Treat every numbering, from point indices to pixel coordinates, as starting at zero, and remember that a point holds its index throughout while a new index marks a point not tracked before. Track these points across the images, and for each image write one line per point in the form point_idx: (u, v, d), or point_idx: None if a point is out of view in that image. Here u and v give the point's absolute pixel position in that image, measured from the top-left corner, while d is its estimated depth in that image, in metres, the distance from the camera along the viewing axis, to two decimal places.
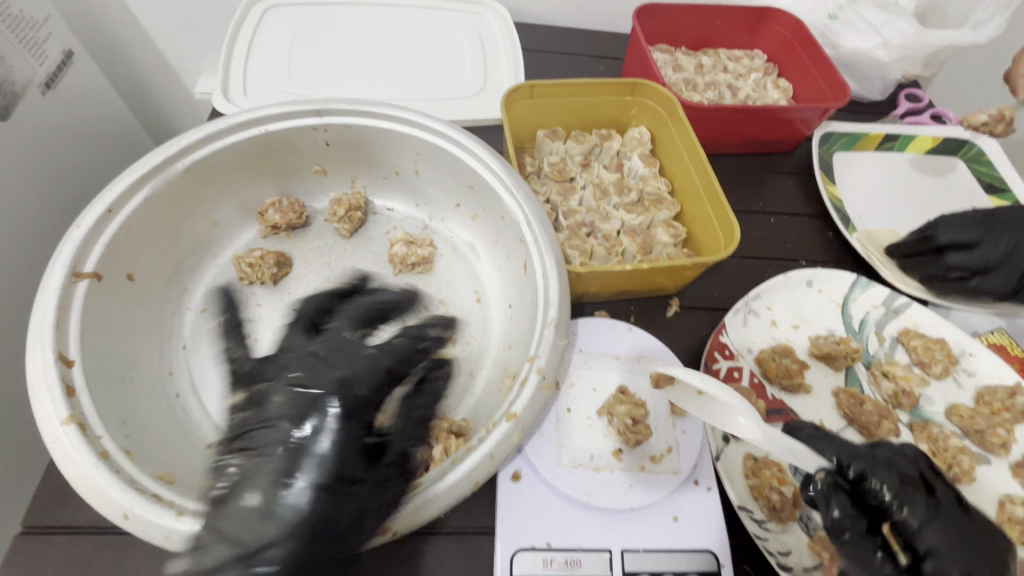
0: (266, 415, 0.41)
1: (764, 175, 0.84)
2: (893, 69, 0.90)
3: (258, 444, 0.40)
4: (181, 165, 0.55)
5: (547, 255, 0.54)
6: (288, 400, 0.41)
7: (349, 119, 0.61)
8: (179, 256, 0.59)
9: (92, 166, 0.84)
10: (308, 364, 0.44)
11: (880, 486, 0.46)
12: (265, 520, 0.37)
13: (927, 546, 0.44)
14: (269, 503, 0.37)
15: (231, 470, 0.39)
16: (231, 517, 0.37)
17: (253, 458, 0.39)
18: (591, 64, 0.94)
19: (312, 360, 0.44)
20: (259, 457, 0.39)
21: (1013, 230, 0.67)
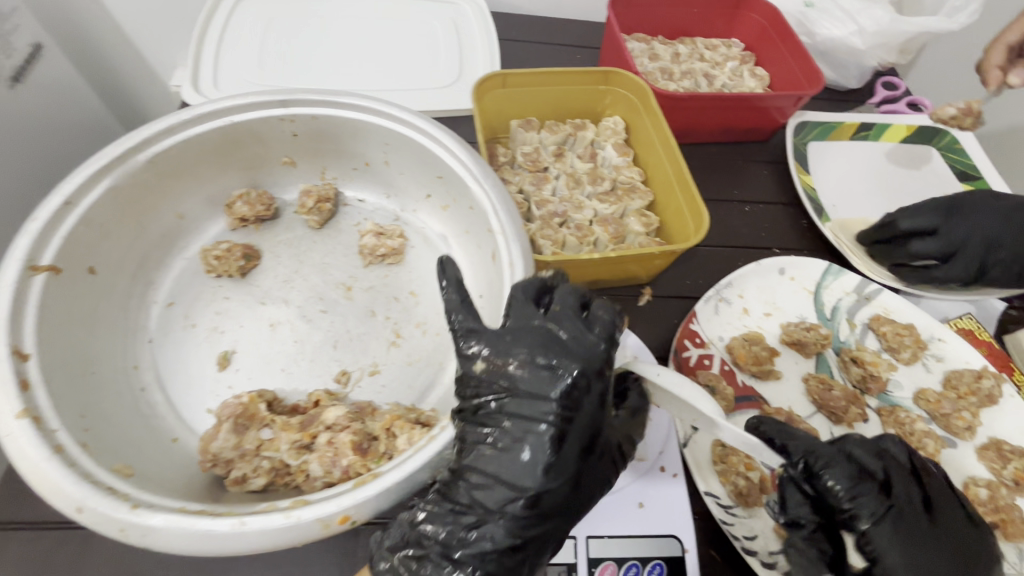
0: (529, 385, 0.41)
1: (740, 164, 0.84)
2: (869, 56, 0.90)
3: (520, 412, 0.41)
4: (142, 157, 0.54)
5: (513, 244, 0.54)
6: (549, 377, 0.41)
7: (315, 110, 0.61)
8: (144, 249, 0.59)
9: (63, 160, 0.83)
10: (540, 338, 0.42)
11: (834, 484, 0.45)
12: (530, 476, 0.39)
13: (876, 548, 0.43)
14: (540, 465, 0.39)
15: (469, 444, 0.42)
16: (503, 471, 0.40)
17: (516, 424, 0.40)
18: (568, 53, 0.93)
19: (547, 338, 0.42)
20: (519, 427, 0.40)
21: (974, 216, 0.67)
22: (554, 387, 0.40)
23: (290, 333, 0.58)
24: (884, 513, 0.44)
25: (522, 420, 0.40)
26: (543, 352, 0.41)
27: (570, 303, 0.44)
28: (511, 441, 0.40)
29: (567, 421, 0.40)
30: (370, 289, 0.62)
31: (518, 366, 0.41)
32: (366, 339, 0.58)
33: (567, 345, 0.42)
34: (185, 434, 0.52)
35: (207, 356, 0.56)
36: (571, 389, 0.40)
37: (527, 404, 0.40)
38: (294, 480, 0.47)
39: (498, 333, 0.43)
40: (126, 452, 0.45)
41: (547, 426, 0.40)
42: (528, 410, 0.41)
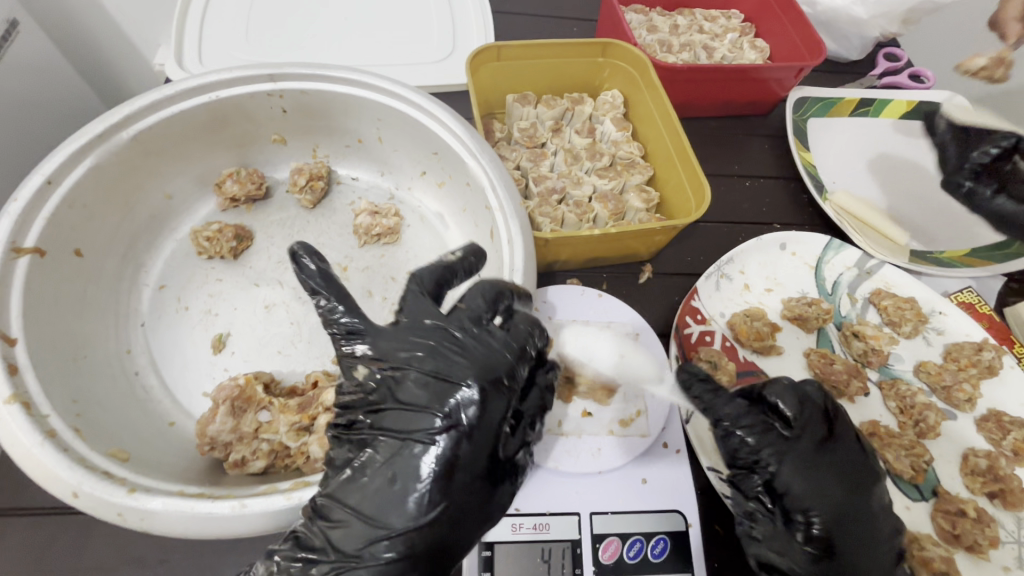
0: (405, 398, 0.40)
1: (740, 139, 0.83)
2: (872, 26, 0.88)
3: (397, 428, 0.39)
4: (126, 135, 0.53)
5: (511, 220, 0.53)
6: (432, 388, 0.40)
7: (304, 84, 0.59)
8: (133, 231, 0.57)
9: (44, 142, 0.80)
10: (427, 346, 0.41)
11: (746, 434, 0.47)
12: (400, 505, 0.36)
13: (788, 482, 0.45)
14: (410, 496, 0.36)
15: (335, 471, 0.40)
16: (365, 502, 0.37)
17: (393, 442, 0.38)
18: (564, 26, 0.91)
19: (437, 344, 0.41)
20: (391, 446, 0.38)
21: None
22: (442, 401, 0.39)
23: (285, 315, 0.57)
24: (790, 451, 0.46)
25: (401, 437, 0.38)
26: (429, 358, 0.40)
27: (481, 301, 0.44)
28: (387, 462, 0.38)
29: (448, 438, 0.38)
30: (366, 269, 0.61)
31: (400, 374, 0.40)
32: None
33: (464, 355, 0.41)
34: (182, 418, 0.51)
35: (201, 340, 0.55)
36: (457, 404, 0.39)
37: (413, 418, 0.39)
38: (294, 462, 0.47)
39: (384, 343, 0.42)
40: (122, 436, 0.45)
41: (418, 443, 0.38)
42: (402, 428, 0.39)
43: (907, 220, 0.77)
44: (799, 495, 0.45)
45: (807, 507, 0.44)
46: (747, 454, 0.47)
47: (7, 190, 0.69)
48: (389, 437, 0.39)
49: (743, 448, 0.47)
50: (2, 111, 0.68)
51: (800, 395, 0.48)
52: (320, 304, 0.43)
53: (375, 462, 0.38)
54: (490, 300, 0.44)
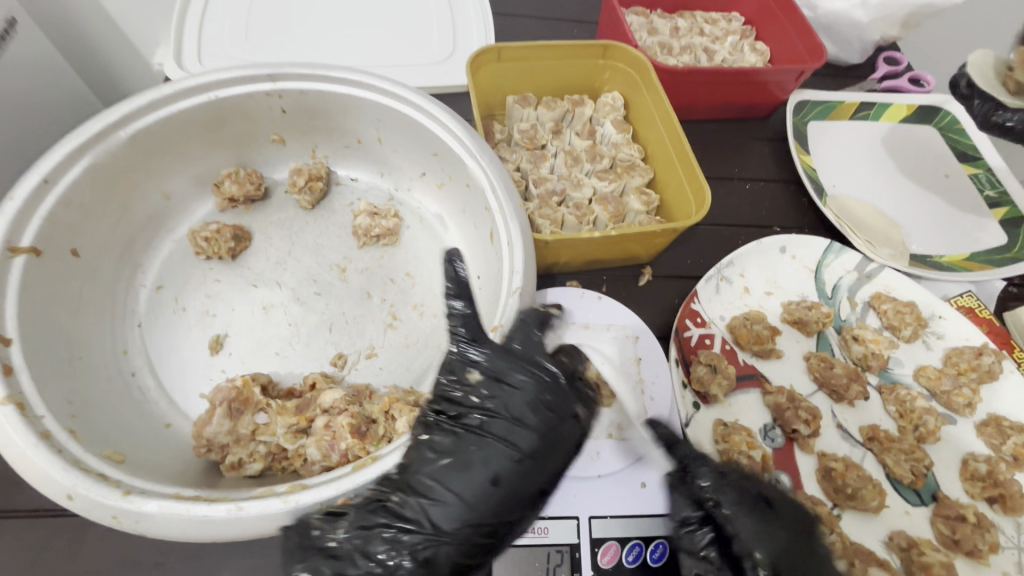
0: (516, 411, 0.43)
1: (740, 142, 0.82)
2: (872, 30, 0.88)
3: (502, 434, 0.42)
4: (125, 134, 0.52)
5: (511, 222, 0.53)
6: (540, 413, 0.43)
7: (304, 84, 0.58)
8: (130, 230, 0.57)
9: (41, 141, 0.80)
10: (542, 373, 0.45)
11: (701, 478, 0.46)
12: (489, 502, 0.40)
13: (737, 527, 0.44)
14: (504, 493, 0.40)
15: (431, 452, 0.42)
16: (467, 489, 0.40)
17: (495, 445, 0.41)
18: (564, 27, 0.91)
19: (548, 374, 0.45)
20: (496, 448, 0.41)
21: None
22: (548, 423, 0.43)
23: (283, 316, 0.56)
24: (740, 496, 0.45)
25: (506, 443, 0.42)
26: (541, 383, 0.44)
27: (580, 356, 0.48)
28: (485, 462, 0.41)
29: (544, 457, 0.42)
30: (365, 270, 0.61)
31: (515, 389, 0.44)
32: (363, 322, 0.57)
33: (571, 390, 0.45)
34: (178, 420, 0.51)
35: (198, 341, 0.54)
36: (559, 432, 0.43)
37: (518, 434, 0.42)
38: (292, 464, 0.47)
39: (505, 358, 0.45)
40: (118, 438, 0.44)
41: (519, 454, 0.41)
42: (505, 437, 0.42)
43: (907, 224, 0.77)
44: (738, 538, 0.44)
45: (753, 550, 0.43)
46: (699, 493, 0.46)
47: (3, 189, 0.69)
48: (497, 438, 0.42)
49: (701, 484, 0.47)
50: None
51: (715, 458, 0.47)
52: (450, 304, 0.48)
53: (476, 457, 0.41)
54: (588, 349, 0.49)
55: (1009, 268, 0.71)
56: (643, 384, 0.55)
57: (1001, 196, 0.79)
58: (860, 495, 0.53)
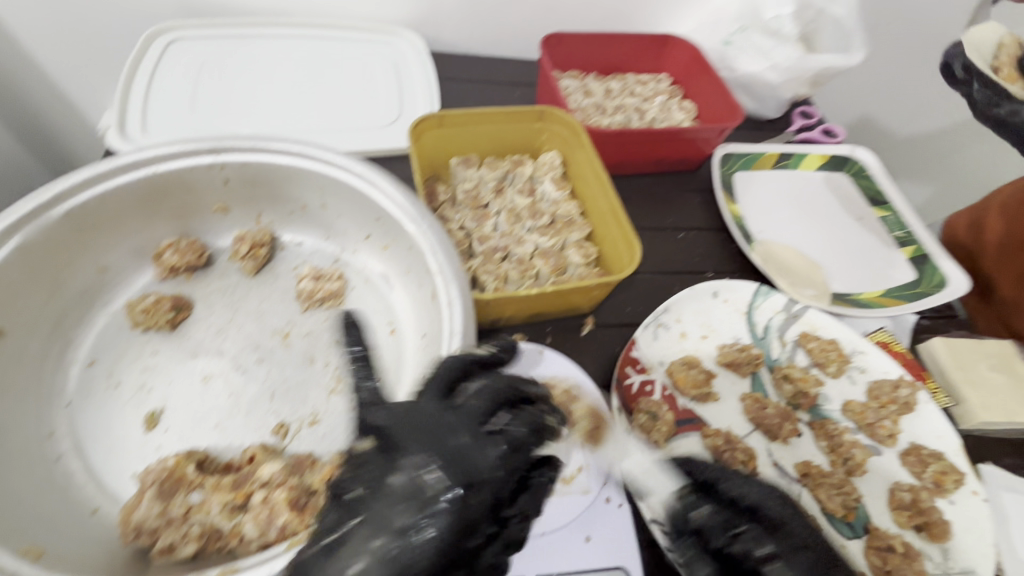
0: (391, 480, 0.40)
1: (673, 193, 0.88)
2: (784, 89, 0.97)
3: (376, 507, 0.39)
4: (57, 212, 0.52)
5: (451, 283, 0.55)
6: (417, 475, 0.40)
7: (245, 156, 0.60)
8: (62, 307, 0.56)
9: None
10: (428, 436, 0.42)
11: (729, 492, 0.48)
12: None
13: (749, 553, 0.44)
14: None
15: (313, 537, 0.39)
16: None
17: (366, 522, 0.38)
18: (507, 90, 0.97)
19: (438, 432, 0.42)
20: (370, 525, 0.38)
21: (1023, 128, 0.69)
22: (437, 483, 0.39)
23: (223, 387, 0.56)
24: (799, 529, 0.47)
25: (376, 519, 0.38)
26: (426, 443, 0.42)
27: (489, 402, 0.45)
28: (348, 543, 0.37)
29: (423, 529, 0.37)
30: (308, 335, 0.61)
31: (399, 455, 0.41)
32: (304, 387, 0.57)
33: (452, 447, 0.42)
34: (107, 504, 0.49)
35: (133, 417, 0.53)
36: (439, 498, 0.39)
37: (393, 505, 0.38)
38: (227, 544, 0.45)
39: (399, 421, 0.44)
40: (36, 531, 0.43)
41: (395, 528, 0.37)
42: (390, 515, 0.38)
43: (829, 265, 0.83)
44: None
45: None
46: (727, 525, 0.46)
47: None
48: (367, 514, 0.38)
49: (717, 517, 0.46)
50: None
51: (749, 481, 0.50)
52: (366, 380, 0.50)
53: (343, 538, 0.38)
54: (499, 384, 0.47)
55: (918, 303, 0.77)
56: (582, 438, 0.56)
57: (908, 236, 0.87)
58: None
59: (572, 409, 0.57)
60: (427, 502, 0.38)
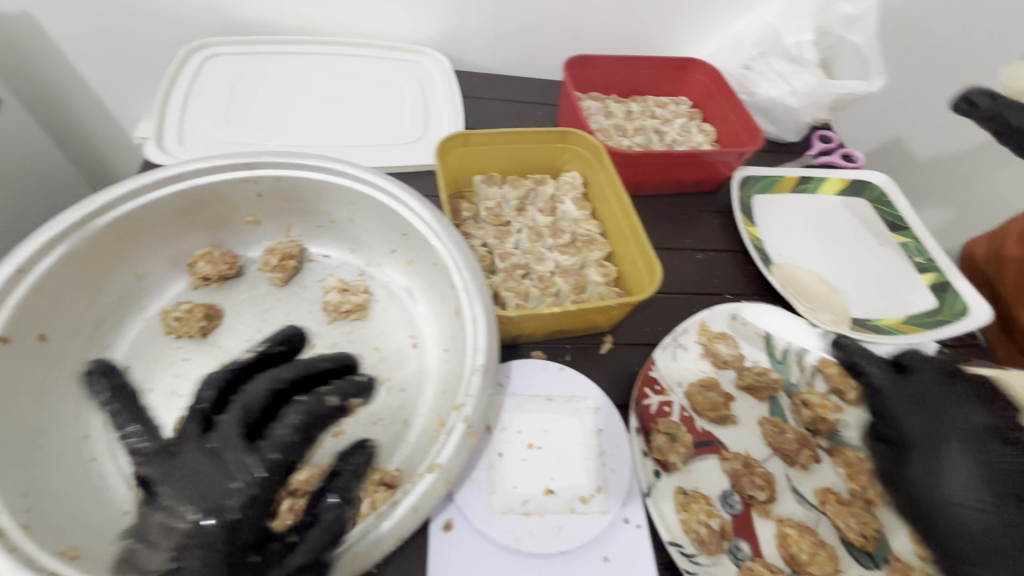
0: (171, 488, 0.41)
1: (691, 215, 0.89)
2: (804, 114, 0.98)
3: (167, 515, 0.40)
4: (101, 222, 0.55)
5: (475, 300, 0.56)
6: (204, 475, 0.41)
7: (278, 171, 0.62)
8: (101, 313, 0.58)
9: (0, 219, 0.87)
10: (204, 442, 0.44)
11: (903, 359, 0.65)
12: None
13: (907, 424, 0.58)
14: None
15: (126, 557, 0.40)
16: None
17: (161, 528, 0.39)
18: (530, 109, 1.00)
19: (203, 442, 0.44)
20: (161, 532, 0.39)
21: None
22: (212, 524, 0.39)
23: None
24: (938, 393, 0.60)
25: (172, 521, 0.39)
26: (207, 446, 0.43)
27: (254, 400, 0.47)
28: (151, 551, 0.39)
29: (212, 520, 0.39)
30: (335, 346, 0.62)
31: (185, 461, 0.42)
32: None
33: (231, 442, 0.43)
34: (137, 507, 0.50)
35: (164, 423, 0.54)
36: (225, 489, 0.41)
37: (180, 508, 0.40)
38: None
39: (198, 455, 0.43)
40: (73, 532, 0.44)
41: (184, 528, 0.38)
42: (151, 559, 0.38)
43: (848, 289, 0.83)
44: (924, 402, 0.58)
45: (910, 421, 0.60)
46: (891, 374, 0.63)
47: None
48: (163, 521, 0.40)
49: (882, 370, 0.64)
50: None
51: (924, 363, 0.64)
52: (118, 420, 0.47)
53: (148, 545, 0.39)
54: (305, 420, 0.48)
55: (939, 331, 0.77)
56: (603, 456, 0.55)
57: (929, 262, 0.87)
58: (814, 561, 0.54)
59: (590, 428, 0.57)
60: (186, 548, 0.38)
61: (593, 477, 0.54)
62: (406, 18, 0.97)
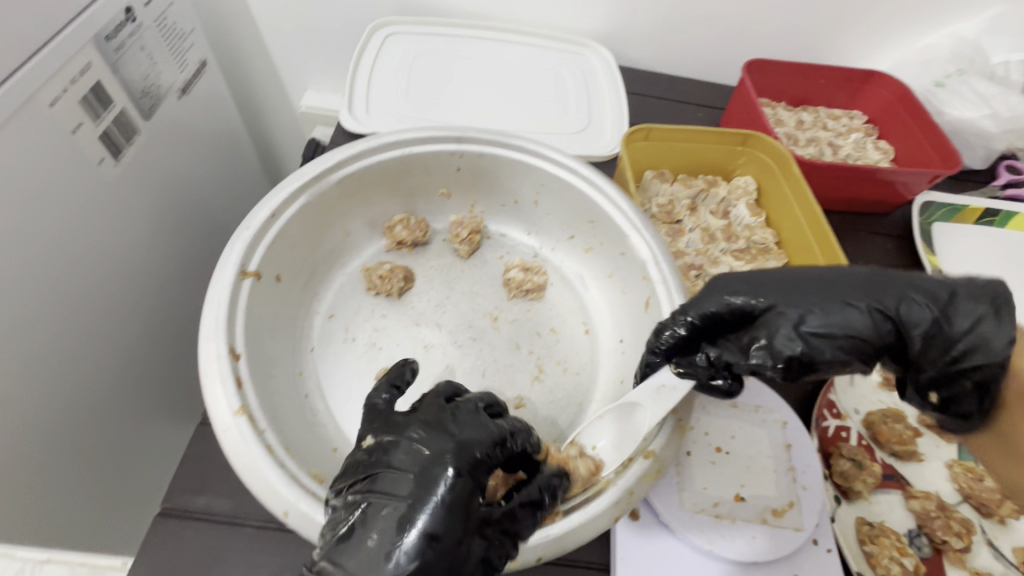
0: (381, 432, 0.42)
1: (862, 235, 0.84)
2: (999, 140, 0.90)
3: (382, 452, 0.40)
4: (334, 178, 0.59)
5: (676, 295, 0.55)
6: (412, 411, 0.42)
7: (483, 148, 0.65)
8: (315, 262, 0.62)
9: (196, 165, 0.96)
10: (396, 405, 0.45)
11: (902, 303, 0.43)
12: (385, 515, 0.36)
13: (837, 352, 0.43)
14: (395, 502, 0.36)
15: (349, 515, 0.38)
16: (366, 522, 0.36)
17: (376, 464, 0.39)
18: (691, 111, 0.99)
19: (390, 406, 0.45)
20: (378, 467, 0.39)
21: None
22: (436, 479, 0.37)
23: (442, 356, 0.60)
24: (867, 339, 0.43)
25: (385, 451, 0.39)
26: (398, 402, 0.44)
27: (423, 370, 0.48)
28: (370, 482, 0.38)
29: (424, 440, 0.39)
30: (514, 322, 0.64)
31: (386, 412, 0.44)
32: (512, 372, 0.60)
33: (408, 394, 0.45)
34: (343, 445, 0.54)
35: (366, 372, 0.58)
36: (428, 421, 0.41)
37: (387, 444, 0.40)
38: None
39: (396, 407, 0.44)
40: (309, 458, 0.48)
41: (401, 453, 0.39)
42: (385, 483, 0.38)
43: None
44: (867, 299, 0.43)
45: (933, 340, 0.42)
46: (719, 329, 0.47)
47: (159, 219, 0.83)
48: (384, 451, 0.40)
49: (684, 338, 0.48)
50: (163, 145, 0.85)
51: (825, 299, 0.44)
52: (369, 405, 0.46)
53: (367, 478, 0.38)
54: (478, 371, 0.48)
55: None
56: (794, 473, 0.53)
57: None
58: None
59: (780, 441, 0.55)
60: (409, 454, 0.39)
61: (781, 489, 0.52)
62: (578, 11, 0.98)
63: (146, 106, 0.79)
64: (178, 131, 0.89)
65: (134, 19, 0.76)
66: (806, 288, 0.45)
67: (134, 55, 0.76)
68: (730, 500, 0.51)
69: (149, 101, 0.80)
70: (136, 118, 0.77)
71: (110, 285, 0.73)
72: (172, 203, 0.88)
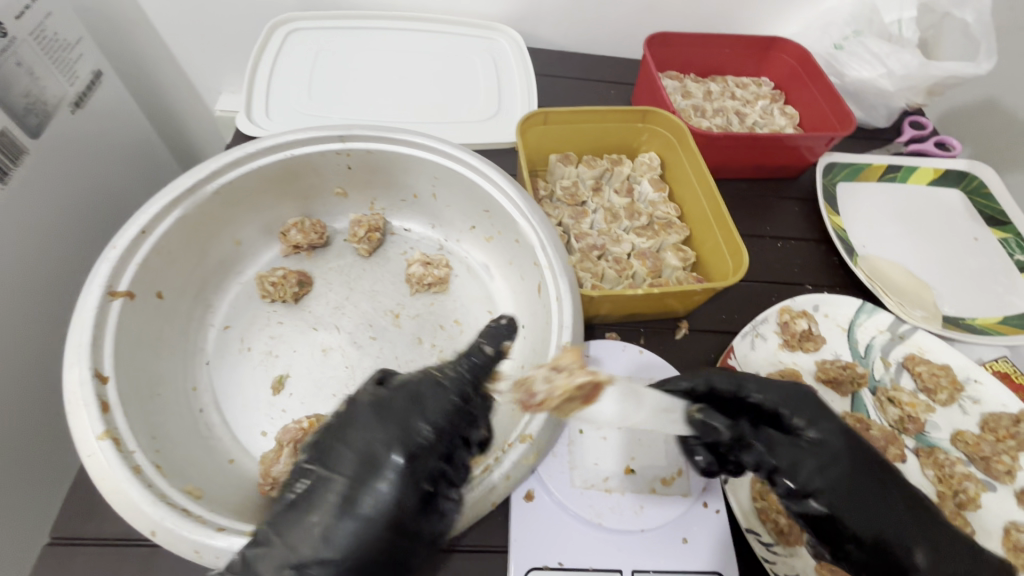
0: (354, 431, 0.41)
1: (770, 201, 0.86)
2: (898, 98, 0.92)
3: (346, 453, 0.40)
4: (210, 188, 0.58)
5: (560, 279, 0.56)
6: (399, 405, 0.42)
7: (369, 144, 0.64)
8: (204, 274, 0.61)
9: (104, 182, 0.93)
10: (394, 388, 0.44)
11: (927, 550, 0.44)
12: (316, 530, 0.37)
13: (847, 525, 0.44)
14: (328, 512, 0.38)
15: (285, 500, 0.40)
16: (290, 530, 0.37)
17: (332, 466, 0.39)
18: (603, 89, 0.99)
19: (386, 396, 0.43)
20: (331, 468, 0.39)
21: None
22: (382, 458, 0.39)
23: (341, 358, 0.60)
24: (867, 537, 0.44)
25: (350, 447, 0.40)
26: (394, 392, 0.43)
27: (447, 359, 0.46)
28: (319, 483, 0.39)
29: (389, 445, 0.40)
30: (416, 317, 0.64)
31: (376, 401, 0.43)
32: (412, 368, 0.60)
33: (406, 386, 0.43)
34: (240, 456, 0.53)
35: (262, 381, 0.58)
36: (406, 428, 0.41)
37: (353, 439, 0.41)
38: None
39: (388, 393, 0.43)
40: (194, 473, 0.48)
41: (360, 459, 0.39)
42: (326, 487, 0.38)
43: (941, 286, 0.78)
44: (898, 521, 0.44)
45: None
46: (766, 421, 0.49)
47: (63, 241, 0.80)
48: (349, 450, 0.40)
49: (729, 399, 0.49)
50: (60, 164, 0.82)
51: (877, 498, 0.45)
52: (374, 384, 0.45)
53: (317, 476, 0.39)
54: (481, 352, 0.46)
55: None
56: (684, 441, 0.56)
57: None
58: None
59: None
60: (368, 462, 0.39)
61: (670, 458, 0.55)
62: None
63: (32, 124, 0.75)
64: (76, 148, 0.86)
65: (6, 34, 0.71)
66: (875, 466, 0.46)
67: (13, 72, 0.71)
68: (620, 473, 0.53)
69: (35, 120, 0.76)
70: (21, 138, 0.73)
71: (14, 316, 0.70)
72: (76, 223, 0.85)
